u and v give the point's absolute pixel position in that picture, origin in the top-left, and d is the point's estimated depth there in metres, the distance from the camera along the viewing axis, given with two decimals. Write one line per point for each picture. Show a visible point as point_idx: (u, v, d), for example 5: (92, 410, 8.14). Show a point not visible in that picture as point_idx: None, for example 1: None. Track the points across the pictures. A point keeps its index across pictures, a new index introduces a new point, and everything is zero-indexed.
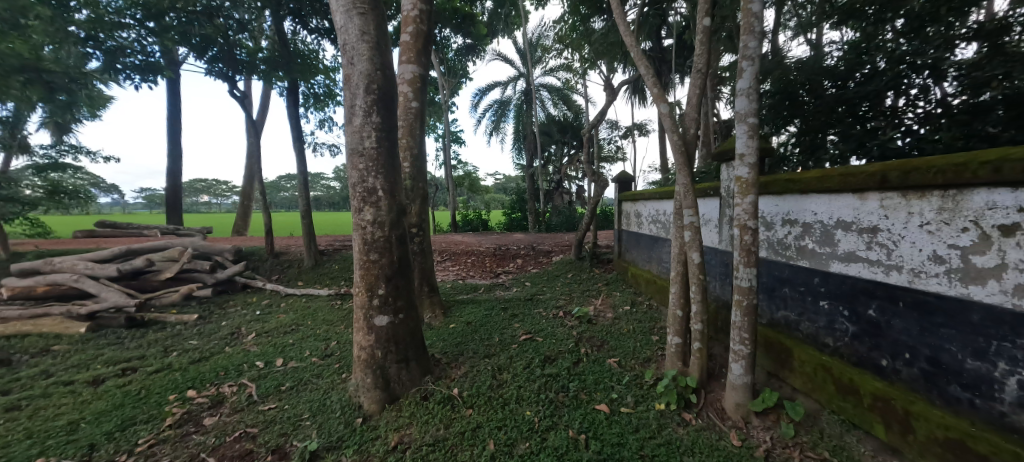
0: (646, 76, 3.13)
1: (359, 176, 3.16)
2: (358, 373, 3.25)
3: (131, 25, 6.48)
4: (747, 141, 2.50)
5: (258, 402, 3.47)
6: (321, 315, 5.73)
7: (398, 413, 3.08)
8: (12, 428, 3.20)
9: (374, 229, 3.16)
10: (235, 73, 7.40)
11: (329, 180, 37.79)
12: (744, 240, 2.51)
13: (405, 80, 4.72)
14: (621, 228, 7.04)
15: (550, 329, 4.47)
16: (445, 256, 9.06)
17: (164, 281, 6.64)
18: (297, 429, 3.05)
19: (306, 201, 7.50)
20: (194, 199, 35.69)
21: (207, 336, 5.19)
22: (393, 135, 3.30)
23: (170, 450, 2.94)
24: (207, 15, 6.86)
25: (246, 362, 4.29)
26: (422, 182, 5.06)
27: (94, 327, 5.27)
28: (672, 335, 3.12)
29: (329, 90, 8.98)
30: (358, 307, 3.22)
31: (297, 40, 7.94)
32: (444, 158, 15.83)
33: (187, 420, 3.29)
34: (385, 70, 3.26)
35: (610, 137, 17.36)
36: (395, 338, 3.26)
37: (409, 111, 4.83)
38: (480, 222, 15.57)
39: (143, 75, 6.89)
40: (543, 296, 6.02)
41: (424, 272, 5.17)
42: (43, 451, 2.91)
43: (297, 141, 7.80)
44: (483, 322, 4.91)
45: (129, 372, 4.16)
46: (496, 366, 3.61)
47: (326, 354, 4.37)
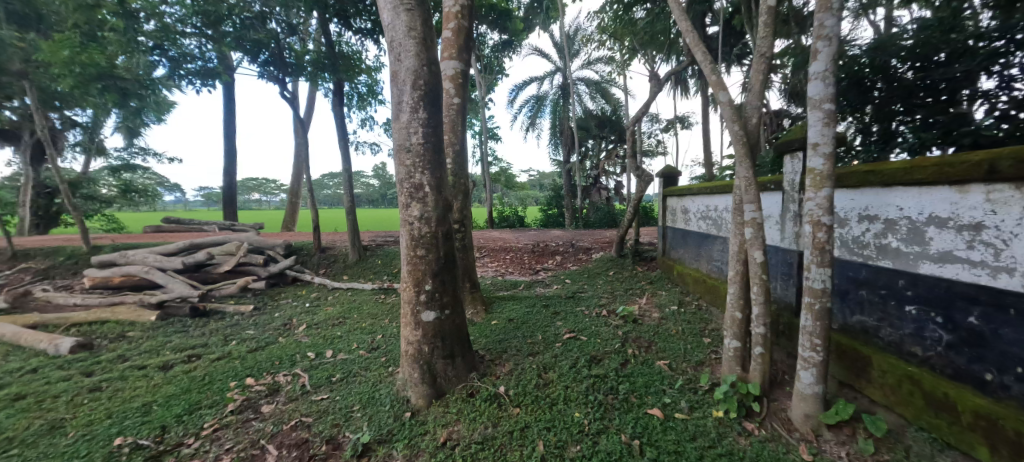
0: (704, 62, 2.94)
1: (406, 173, 3.18)
2: (405, 369, 3.29)
3: (192, 33, 6.89)
4: (822, 129, 2.28)
5: (311, 393, 3.59)
6: (367, 309, 5.91)
7: (446, 408, 3.09)
8: (96, 407, 3.49)
9: (421, 225, 3.18)
10: (284, 75, 7.59)
11: (370, 179, 38.31)
12: (817, 237, 2.30)
13: (447, 76, 4.74)
14: (665, 224, 6.79)
15: (595, 328, 4.36)
16: (484, 253, 9.09)
17: (222, 274, 7.06)
18: (349, 421, 3.12)
19: (351, 198, 7.71)
20: (245, 197, 37.91)
21: (263, 326, 5.46)
22: (439, 132, 3.28)
23: (233, 435, 3.09)
24: (261, 20, 7.14)
25: (298, 352, 4.46)
26: (464, 178, 5.10)
27: (163, 316, 5.66)
28: (731, 338, 2.93)
29: (372, 89, 9.19)
30: (405, 302, 3.25)
31: (342, 42, 8.19)
32: (480, 154, 15.88)
33: (247, 407, 3.45)
34: (431, 65, 3.25)
35: (650, 131, 16.86)
36: (440, 334, 3.27)
37: (450, 107, 4.85)
38: (517, 218, 15.60)
39: (203, 79, 7.28)
40: (585, 293, 5.90)
41: (466, 268, 5.18)
42: (122, 430, 3.13)
43: (342, 140, 8.05)
44: (527, 319, 4.87)
45: (194, 359, 4.43)
46: (541, 364, 3.57)
47: (373, 347, 4.50)
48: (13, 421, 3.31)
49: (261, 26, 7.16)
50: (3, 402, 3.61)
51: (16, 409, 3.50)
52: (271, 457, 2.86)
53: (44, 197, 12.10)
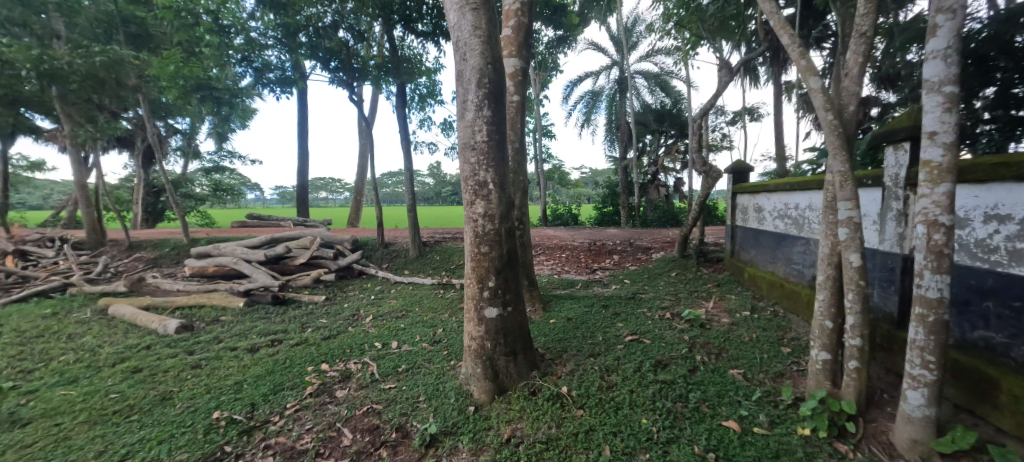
0: (791, 47, 2.71)
1: (471, 170, 3.22)
2: (468, 363, 3.35)
3: (272, 45, 7.46)
4: (941, 115, 2.01)
5: (380, 381, 3.77)
6: (427, 303, 6.11)
7: (508, 405, 3.12)
8: (198, 382, 3.90)
9: (485, 222, 3.21)
10: (353, 80, 8.04)
11: (426, 178, 39.67)
12: (933, 239, 2.02)
13: (508, 74, 4.77)
14: (734, 223, 6.36)
15: (659, 331, 4.18)
16: (539, 250, 9.05)
17: (298, 266, 7.60)
18: (415, 411, 3.23)
19: (411, 195, 7.98)
20: (314, 195, 40.71)
21: (334, 315, 5.82)
22: (504, 129, 3.29)
23: (312, 416, 3.32)
24: (332, 28, 7.56)
25: (366, 342, 4.69)
26: (523, 175, 5.11)
27: (250, 302, 6.21)
28: (820, 350, 2.68)
29: (431, 89, 9.44)
30: (469, 298, 3.31)
31: (405, 46, 8.48)
32: (534, 152, 15.83)
33: (323, 391, 3.68)
34: (495, 63, 3.25)
35: (716, 124, 15.92)
36: (503, 331, 3.29)
37: (510, 105, 4.88)
38: (571, 216, 15.35)
39: (282, 87, 7.90)
40: (646, 294, 5.68)
41: (525, 265, 5.18)
42: (219, 405, 3.46)
43: (404, 140, 8.37)
44: (586, 318, 4.79)
45: (276, 344, 4.82)
46: (603, 366, 3.49)
47: (435, 340, 4.64)
48: (134, 391, 3.79)
49: (332, 35, 7.59)
50: (126, 373, 4.15)
51: (135, 379, 4.00)
52: (346, 440, 3.03)
53: (153, 195, 13.78)
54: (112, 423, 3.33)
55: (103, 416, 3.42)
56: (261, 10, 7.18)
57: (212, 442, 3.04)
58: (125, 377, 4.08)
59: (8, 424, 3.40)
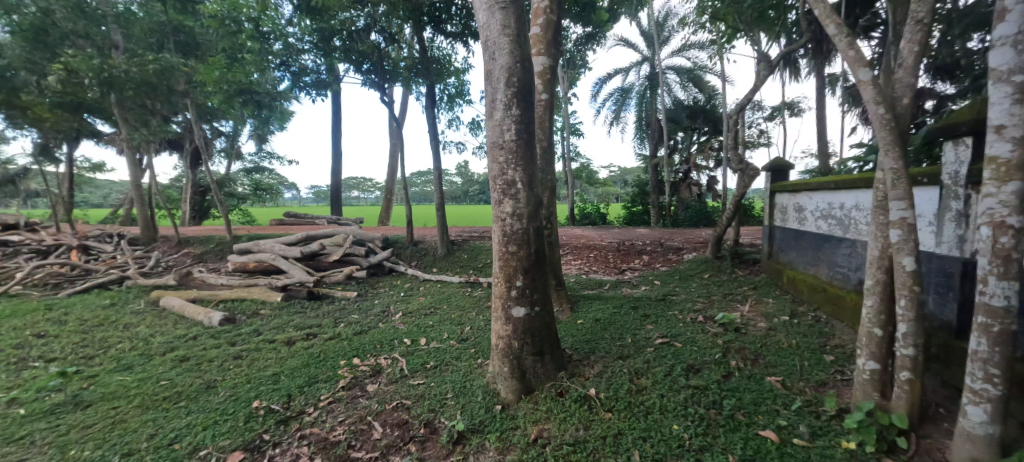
0: (837, 37, 2.55)
1: (499, 169, 3.22)
2: (495, 362, 3.36)
3: (308, 50, 7.71)
4: (1010, 108, 1.84)
5: (409, 376, 3.83)
6: (455, 301, 6.17)
7: (535, 405, 3.11)
8: (239, 372, 4.08)
9: (513, 221, 3.20)
10: (384, 82, 8.20)
11: (454, 177, 40.15)
12: (1000, 243, 1.86)
13: (536, 72, 4.75)
14: (772, 223, 6.10)
15: (691, 334, 4.05)
16: (566, 250, 8.94)
17: (332, 263, 7.83)
18: (443, 407, 3.26)
19: (440, 194, 8.07)
20: (347, 194, 41.95)
21: (365, 311, 5.97)
22: (532, 128, 3.27)
23: (344, 409, 3.40)
24: (365, 32, 7.74)
25: (396, 338, 4.78)
26: (551, 174, 5.07)
27: (287, 297, 6.44)
28: (868, 360, 2.52)
29: (460, 89, 9.51)
30: (497, 297, 3.31)
31: (434, 47, 8.57)
32: (562, 150, 15.72)
33: (355, 384, 3.78)
34: (524, 62, 3.23)
35: (752, 120, 15.34)
36: (530, 330, 3.27)
37: (538, 103, 4.84)
38: (599, 216, 15.13)
39: (318, 90, 8.15)
40: (678, 296, 5.53)
41: (553, 265, 5.14)
42: (258, 395, 3.61)
43: (433, 140, 8.47)
44: (615, 319, 4.71)
45: (311, 338, 4.98)
46: (632, 369, 3.42)
47: (462, 338, 4.68)
48: (181, 378, 4.00)
49: (365, 38, 7.76)
50: (174, 362, 4.39)
51: (183, 368, 4.23)
52: (376, 433, 3.09)
53: (199, 194, 14.55)
54: (162, 408, 3.54)
55: (154, 401, 3.64)
56: (299, 16, 7.42)
57: (253, 429, 3.17)
58: (174, 365, 4.32)
59: (73, 405, 3.66)
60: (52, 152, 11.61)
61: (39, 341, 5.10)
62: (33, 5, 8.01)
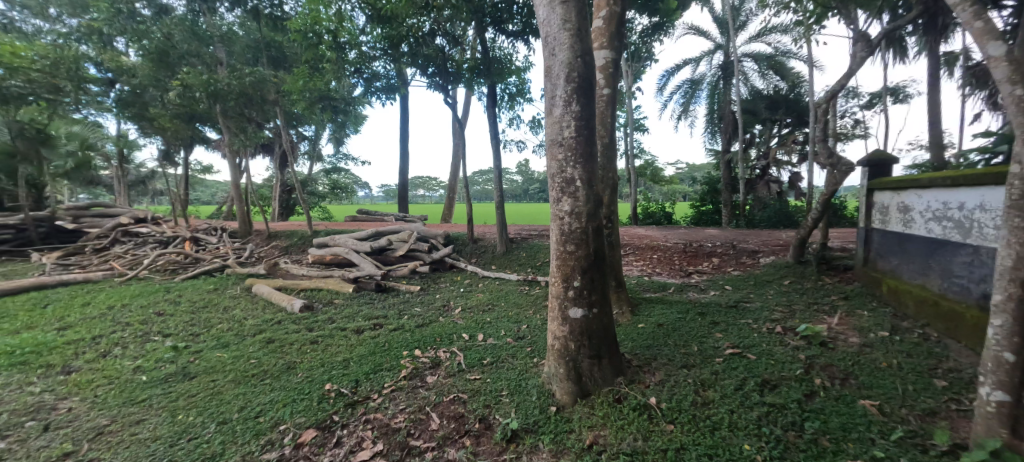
0: (959, 6, 2.17)
1: (558, 167, 3.14)
2: (551, 363, 3.30)
3: (378, 57, 8.12)
4: None
5: (466, 371, 3.88)
6: (513, 298, 6.18)
7: (591, 410, 2.99)
8: (314, 356, 4.40)
9: (571, 220, 3.11)
10: (447, 84, 8.40)
11: (514, 176, 40.65)
12: None
13: (598, 67, 4.66)
14: (869, 225, 5.41)
15: (767, 346, 3.70)
16: (628, 250, 8.58)
17: (398, 258, 8.20)
18: (498, 404, 3.26)
19: (500, 192, 8.11)
20: (413, 193, 43.96)
21: (427, 305, 6.18)
22: (592, 124, 3.14)
23: (405, 397, 3.53)
24: (430, 36, 7.97)
25: (455, 332, 4.88)
26: (613, 172, 4.89)
27: (358, 289, 6.84)
28: (995, 390, 2.12)
29: (520, 88, 9.49)
30: (553, 297, 3.24)
31: (496, 47, 8.63)
32: (625, 147, 15.21)
33: (416, 375, 3.90)
34: (585, 57, 3.12)
35: (846, 109, 13.76)
36: (587, 332, 3.17)
37: (600, 98, 4.71)
38: (664, 215, 14.41)
39: (387, 94, 8.55)
40: (752, 303, 5.10)
41: (613, 266, 4.96)
42: (330, 378, 3.85)
43: (494, 139, 8.54)
44: (679, 326, 4.44)
45: (377, 328, 5.24)
46: (698, 380, 3.19)
47: (519, 336, 4.67)
48: (267, 358, 4.40)
49: (430, 42, 7.98)
50: (262, 343, 4.84)
51: (268, 349, 4.64)
52: (433, 424, 3.16)
53: (285, 192, 15.99)
54: (250, 384, 3.90)
55: (244, 377, 4.02)
56: (371, 25, 7.83)
57: (325, 409, 3.38)
58: (262, 345, 4.77)
59: (182, 375, 4.17)
60: (172, 157, 13.39)
61: (158, 319, 5.88)
62: (157, 31, 9.25)
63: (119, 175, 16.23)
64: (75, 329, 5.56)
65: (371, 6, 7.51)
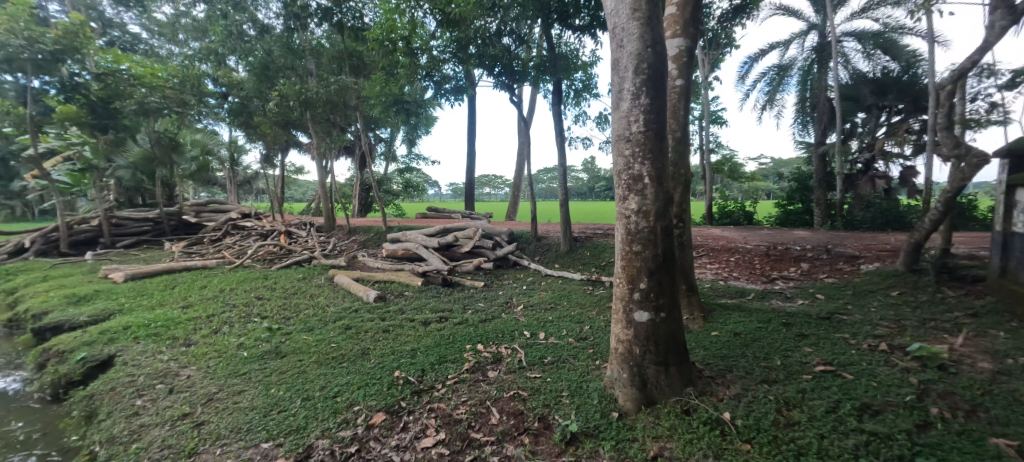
0: None
1: (624, 163, 2.99)
2: (614, 367, 3.15)
3: (448, 60, 8.38)
4: None
5: (526, 368, 3.86)
6: (576, 298, 6.06)
7: (657, 420, 2.82)
8: (385, 344, 4.65)
9: (638, 219, 2.95)
10: (513, 83, 8.43)
11: (579, 173, 40.08)
12: None
13: (671, 57, 4.40)
14: (1008, 229, 4.52)
15: (867, 366, 3.24)
16: (702, 251, 8.01)
17: (463, 254, 8.41)
18: (558, 405, 3.19)
19: (565, 190, 7.99)
20: (480, 191, 45.08)
21: (491, 300, 6.26)
22: (663, 118, 2.95)
23: (467, 390, 3.59)
24: (497, 36, 8.04)
25: (517, 329, 4.89)
26: (685, 168, 4.58)
27: (426, 282, 7.13)
28: None
29: (587, 83, 9.26)
30: (617, 299, 3.10)
31: (562, 43, 8.48)
32: (701, 142, 14.27)
33: (478, 368, 3.96)
34: (656, 46, 2.92)
35: (977, 90, 11.69)
36: (654, 338, 2.99)
37: (672, 90, 4.45)
38: (744, 214, 13.29)
39: (455, 96, 8.79)
40: (849, 315, 4.50)
41: (683, 268, 4.65)
42: (399, 366, 4.04)
43: (559, 137, 8.43)
44: (759, 336, 4.05)
45: (443, 321, 5.41)
46: (780, 398, 2.88)
47: (581, 337, 4.55)
48: (344, 343, 4.73)
49: (497, 42, 8.05)
50: (341, 329, 5.22)
51: (346, 335, 4.98)
52: (493, 418, 3.17)
53: (364, 190, 17.15)
54: (329, 366, 4.21)
55: (325, 359, 4.36)
56: (441, 30, 8.07)
57: (393, 395, 3.55)
58: (341, 331, 5.14)
59: (275, 354, 4.62)
60: (271, 159, 14.96)
61: (257, 302, 6.59)
62: (260, 48, 10.39)
63: (230, 175, 18.49)
64: (193, 307, 6.43)
65: (441, 11, 7.76)
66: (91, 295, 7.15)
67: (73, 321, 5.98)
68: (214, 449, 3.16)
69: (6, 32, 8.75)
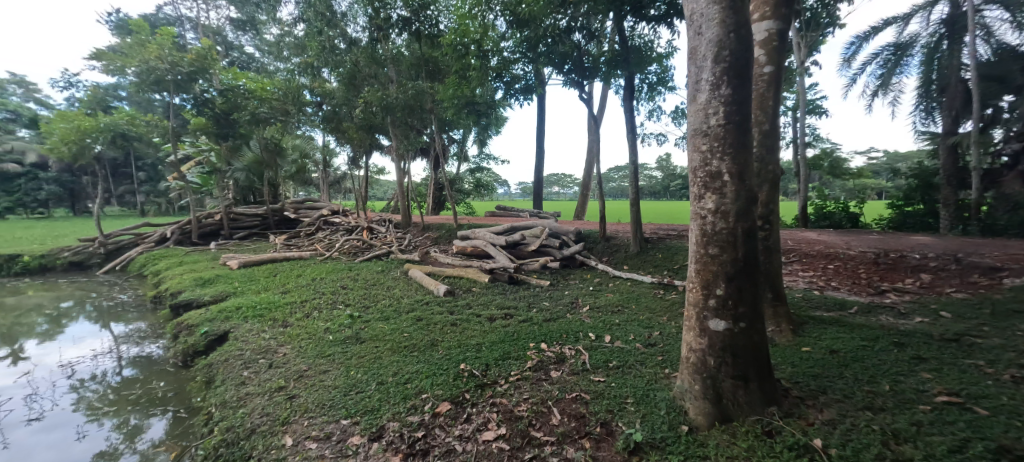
0: None
1: (701, 159, 2.77)
2: (685, 377, 2.94)
3: (518, 60, 8.45)
4: None
5: (590, 371, 3.75)
6: (645, 302, 5.76)
7: (733, 439, 2.58)
8: (453, 337, 4.81)
9: (715, 220, 2.71)
10: (583, 79, 8.23)
11: (653, 171, 38.42)
12: None
13: (759, 42, 4.00)
14: None
15: (1008, 401, 2.68)
16: (794, 257, 7.21)
17: (529, 252, 8.42)
18: (623, 411, 3.05)
19: (636, 189, 7.63)
20: (548, 190, 45.10)
21: (556, 300, 6.20)
22: (747, 109, 2.68)
23: (529, 388, 3.57)
24: (567, 33, 7.89)
25: (581, 330, 4.77)
26: (774, 165, 4.13)
27: (493, 279, 7.25)
28: None
29: (662, 76, 8.74)
30: (691, 305, 2.88)
31: (635, 35, 8.09)
32: (795, 135, 12.88)
33: (541, 367, 3.94)
34: (741, 30, 2.65)
35: None
36: (731, 349, 2.73)
37: (759, 78, 4.05)
38: (849, 216, 11.73)
39: (525, 95, 8.82)
40: (985, 339, 3.76)
41: (769, 275, 4.21)
42: (464, 359, 4.15)
43: (630, 133, 8.08)
44: (861, 356, 3.54)
45: (508, 317, 5.47)
46: (887, 429, 2.48)
47: (650, 343, 4.32)
48: (415, 334, 4.97)
49: (567, 39, 7.89)
50: (413, 320, 5.50)
51: (417, 326, 5.23)
52: (554, 419, 3.12)
53: (438, 189, 17.93)
54: (400, 354, 4.45)
55: (399, 347, 4.61)
56: (512, 31, 8.18)
57: (458, 387, 3.65)
58: (413, 322, 5.41)
59: (355, 339, 4.99)
60: (357, 160, 16.23)
61: (341, 291, 7.19)
62: (348, 60, 11.30)
63: (323, 176, 20.42)
64: (290, 293, 7.19)
65: (512, 12, 7.85)
66: (213, 278, 8.30)
67: (199, 300, 7.01)
68: (302, 421, 3.48)
69: (156, 59, 10.46)
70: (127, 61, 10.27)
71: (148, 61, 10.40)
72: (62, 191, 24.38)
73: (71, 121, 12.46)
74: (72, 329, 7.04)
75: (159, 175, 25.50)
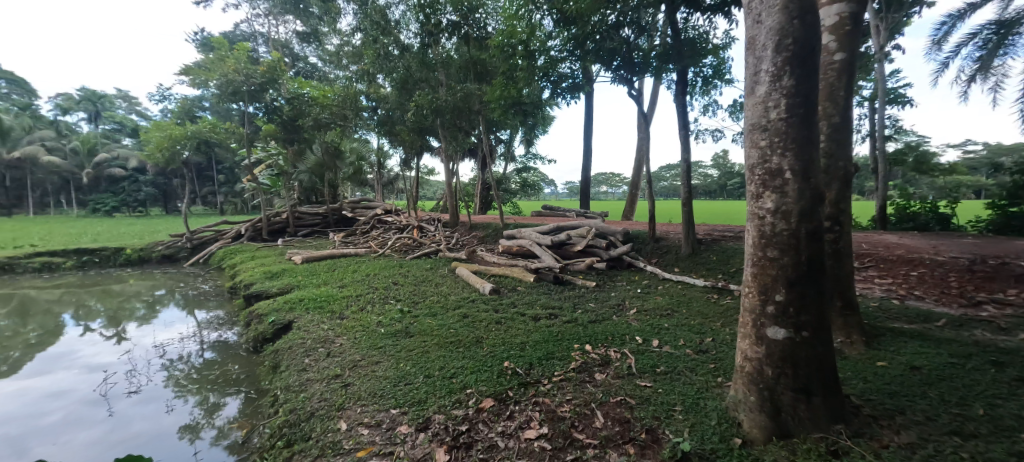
0: None
1: (760, 156, 2.60)
2: (739, 387, 2.77)
3: (565, 58, 8.37)
4: None
5: (636, 376, 3.64)
6: (697, 306, 5.49)
7: (792, 455, 2.39)
8: (497, 335, 4.86)
9: (775, 220, 2.53)
10: (632, 75, 7.98)
11: (708, 170, 36.48)
12: None
13: (829, 28, 3.68)
14: None
15: None
16: (869, 262, 6.56)
17: (575, 253, 8.31)
18: (670, 419, 2.93)
19: (688, 188, 7.30)
20: (596, 189, 44.23)
21: (602, 301, 6.07)
22: (813, 101, 2.47)
23: (572, 389, 3.53)
24: (617, 28, 7.69)
25: (627, 333, 4.64)
26: (845, 161, 3.78)
27: (538, 279, 7.24)
28: None
29: (719, 69, 8.28)
30: (747, 310, 2.71)
31: (689, 27, 7.74)
32: (873, 128, 11.70)
33: (585, 368, 3.88)
34: (807, 15, 2.45)
35: None
36: (792, 359, 2.54)
37: (828, 68, 3.72)
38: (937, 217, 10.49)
39: (572, 94, 8.72)
40: None
41: (839, 281, 3.86)
42: (507, 357, 4.18)
43: (682, 130, 7.74)
44: (948, 374, 3.15)
45: (552, 317, 5.44)
46: (979, 458, 2.20)
47: (702, 349, 4.12)
48: (461, 330, 5.07)
49: (616, 35, 7.69)
50: (459, 317, 5.61)
51: (462, 323, 5.34)
52: (598, 422, 3.05)
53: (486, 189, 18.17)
54: (446, 349, 4.56)
55: (445, 343, 4.73)
56: (560, 29, 8.13)
57: (502, 384, 3.68)
58: (458, 319, 5.53)
59: (404, 333, 5.18)
60: (409, 162, 16.82)
61: (392, 287, 7.49)
62: (401, 65, 11.74)
63: (377, 177, 21.39)
64: (346, 288, 7.60)
65: (560, 11, 7.81)
66: (280, 272, 8.96)
67: (268, 291, 7.60)
68: (356, 408, 3.66)
69: (234, 72, 11.49)
70: (209, 75, 11.35)
71: (227, 74, 11.44)
72: (157, 192, 27.42)
73: (164, 130, 13.96)
74: (164, 315, 7.89)
75: (235, 177, 27.94)
